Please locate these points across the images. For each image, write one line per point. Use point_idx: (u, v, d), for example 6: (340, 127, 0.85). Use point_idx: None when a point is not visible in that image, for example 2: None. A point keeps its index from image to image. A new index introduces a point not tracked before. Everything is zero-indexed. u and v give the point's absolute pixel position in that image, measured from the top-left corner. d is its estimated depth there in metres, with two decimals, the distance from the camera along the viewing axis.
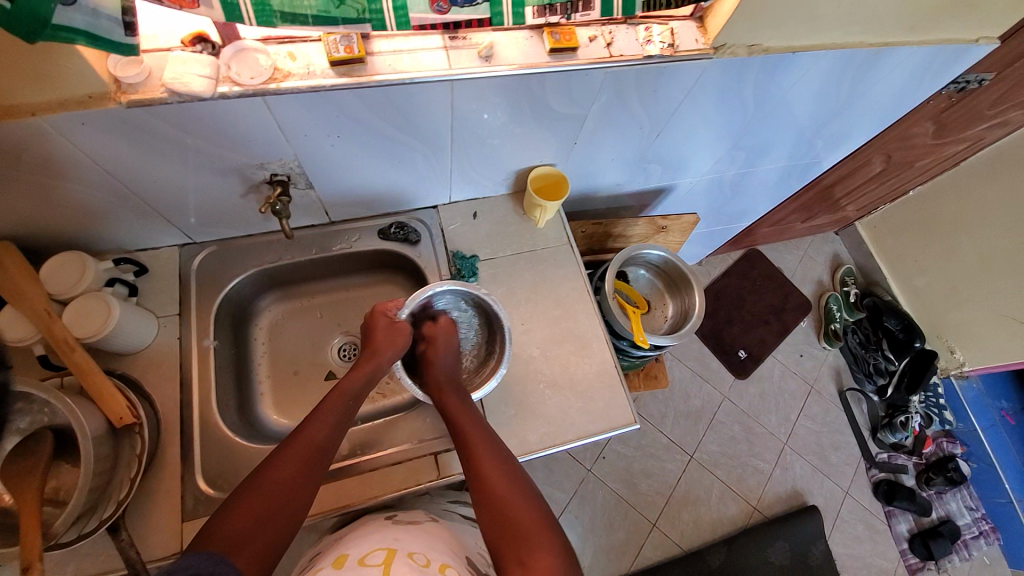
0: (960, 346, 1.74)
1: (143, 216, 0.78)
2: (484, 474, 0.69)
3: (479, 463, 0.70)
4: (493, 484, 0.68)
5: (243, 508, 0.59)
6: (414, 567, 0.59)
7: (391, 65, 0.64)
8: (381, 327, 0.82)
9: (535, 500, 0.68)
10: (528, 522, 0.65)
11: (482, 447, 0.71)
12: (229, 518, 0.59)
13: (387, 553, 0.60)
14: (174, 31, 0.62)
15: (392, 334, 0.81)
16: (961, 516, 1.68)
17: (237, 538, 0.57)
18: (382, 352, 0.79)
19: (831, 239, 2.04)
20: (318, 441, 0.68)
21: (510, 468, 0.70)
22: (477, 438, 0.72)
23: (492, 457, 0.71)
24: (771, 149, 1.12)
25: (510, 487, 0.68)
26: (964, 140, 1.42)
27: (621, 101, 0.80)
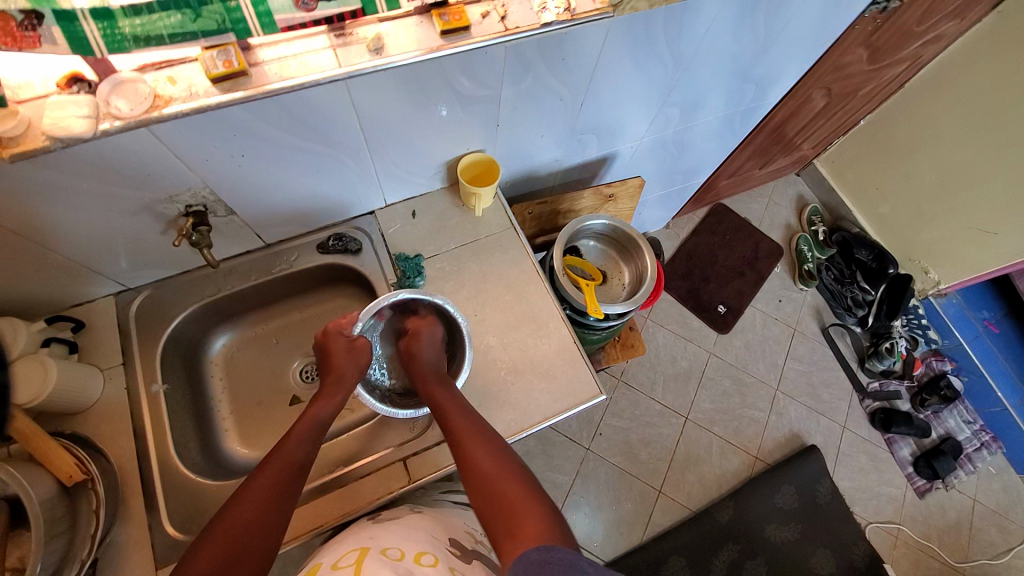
0: (932, 264, 1.74)
1: (67, 271, 0.75)
2: (472, 459, 0.66)
3: (466, 449, 0.67)
4: (481, 469, 0.65)
5: (213, 546, 0.55)
6: (387, 562, 0.51)
7: (278, 73, 0.63)
8: (337, 346, 0.76)
9: (528, 479, 0.65)
10: (521, 499, 0.62)
11: (467, 435, 0.68)
12: (197, 557, 0.55)
13: (359, 553, 0.53)
14: (46, 74, 0.58)
15: (353, 355, 0.76)
16: (960, 431, 1.69)
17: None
18: (346, 370, 0.75)
19: (792, 181, 2.04)
20: (291, 464, 0.65)
21: (499, 450, 0.67)
22: (462, 427, 0.69)
23: (478, 441, 0.68)
24: (705, 100, 1.11)
25: (500, 469, 0.65)
26: (899, 62, 1.41)
27: (532, 73, 0.79)
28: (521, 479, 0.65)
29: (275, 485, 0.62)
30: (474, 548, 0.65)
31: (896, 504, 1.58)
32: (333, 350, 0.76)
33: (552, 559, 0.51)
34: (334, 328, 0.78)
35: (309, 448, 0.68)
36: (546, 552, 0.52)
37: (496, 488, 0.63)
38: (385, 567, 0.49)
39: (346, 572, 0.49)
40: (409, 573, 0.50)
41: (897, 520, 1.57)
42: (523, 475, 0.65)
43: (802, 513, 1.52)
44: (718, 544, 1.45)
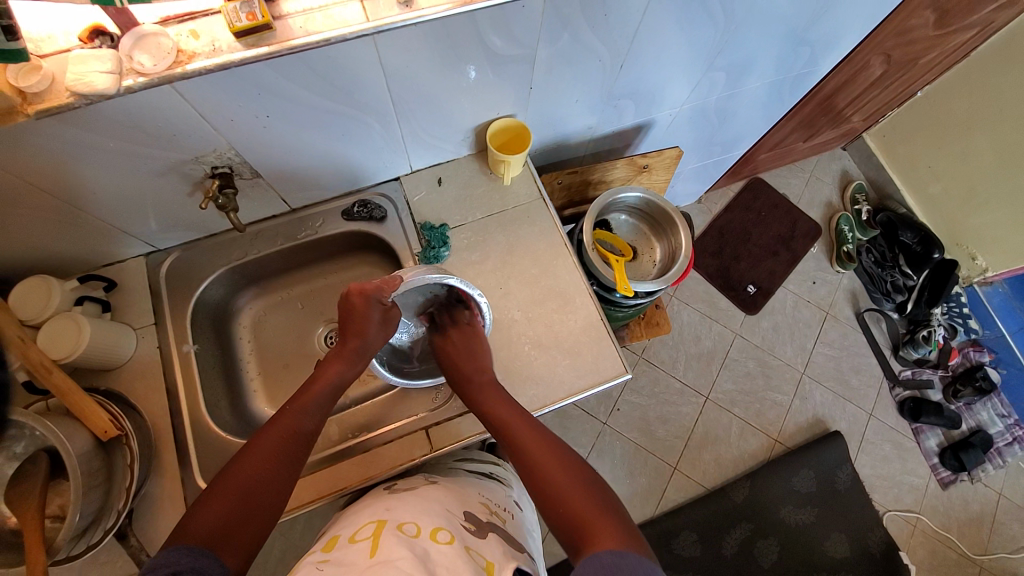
0: (981, 250, 1.63)
1: (99, 231, 0.76)
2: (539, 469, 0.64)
3: (530, 457, 0.65)
4: (548, 477, 0.63)
5: (218, 501, 0.56)
6: (403, 538, 0.50)
7: (303, 27, 0.59)
8: (358, 314, 0.71)
9: (601, 489, 0.63)
10: (592, 511, 0.59)
11: (530, 442, 0.66)
12: (202, 511, 0.55)
13: (375, 526, 0.52)
14: (67, 25, 0.56)
15: (383, 325, 0.74)
16: (992, 424, 1.62)
17: (215, 532, 0.54)
18: (366, 337, 0.72)
19: (838, 155, 1.91)
20: (299, 429, 0.65)
21: (567, 459, 0.65)
22: (524, 434, 0.67)
23: (541, 447, 0.66)
24: (754, 65, 1.03)
25: (568, 478, 0.63)
26: (972, 26, 1.28)
27: (570, 30, 0.73)
28: (588, 488, 0.62)
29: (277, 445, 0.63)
30: (491, 520, 0.63)
31: (919, 495, 1.55)
32: (357, 315, 0.71)
33: (623, 565, 0.50)
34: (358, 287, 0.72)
35: (317, 414, 0.68)
36: (616, 556, 0.51)
37: (563, 500, 0.61)
38: (401, 545, 0.48)
39: (362, 545, 0.49)
40: (424, 552, 0.48)
41: (917, 510, 1.54)
42: (594, 485, 0.63)
43: (820, 497, 1.50)
44: (730, 522, 1.45)
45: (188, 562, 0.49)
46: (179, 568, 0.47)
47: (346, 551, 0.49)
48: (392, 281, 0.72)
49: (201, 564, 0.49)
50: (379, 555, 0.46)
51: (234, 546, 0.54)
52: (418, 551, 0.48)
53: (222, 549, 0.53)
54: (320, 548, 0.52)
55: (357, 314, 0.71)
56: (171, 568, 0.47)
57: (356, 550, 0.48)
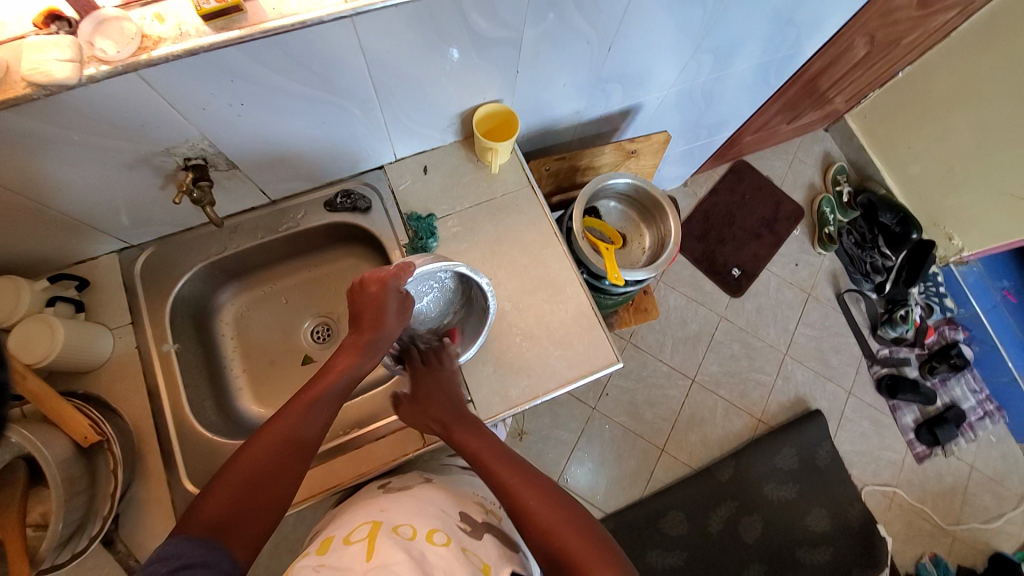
0: (957, 230, 1.66)
1: (67, 227, 0.72)
2: (528, 510, 0.59)
3: (519, 498, 0.61)
4: (538, 520, 0.58)
5: (228, 489, 0.55)
6: (399, 540, 0.50)
7: (276, 9, 0.56)
8: (373, 302, 0.67)
9: (597, 527, 0.58)
10: (585, 551, 0.55)
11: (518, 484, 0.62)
12: (210, 500, 0.54)
13: (370, 527, 0.52)
14: (22, 11, 0.53)
15: (401, 313, 0.69)
16: (965, 400, 1.69)
17: (223, 523, 0.53)
18: (384, 324, 0.68)
19: (821, 137, 1.92)
20: (311, 417, 0.62)
21: (560, 499, 0.60)
22: (512, 476, 0.63)
23: (529, 487, 0.62)
24: (741, 47, 1.01)
25: (560, 518, 0.58)
26: (954, 7, 1.29)
27: (556, 10, 0.70)
28: (581, 526, 0.58)
29: (288, 432, 0.60)
30: (485, 520, 0.63)
31: (894, 468, 1.62)
32: (373, 302, 0.67)
33: None
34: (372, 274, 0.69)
35: (333, 403, 0.65)
36: None
37: (555, 540, 0.56)
38: (397, 547, 0.48)
39: (357, 548, 0.49)
40: (421, 554, 0.48)
41: (894, 483, 1.61)
42: (587, 522, 0.58)
43: (801, 473, 1.56)
44: (716, 501, 1.50)
45: (200, 555, 0.49)
46: (189, 563, 0.48)
47: (342, 553, 0.48)
48: (405, 266, 0.67)
49: (211, 559, 0.49)
50: (376, 559, 0.46)
51: (241, 539, 0.53)
52: (415, 554, 0.48)
53: (229, 541, 0.52)
54: (314, 549, 0.51)
55: (372, 302, 0.68)
56: (180, 562, 0.47)
57: (352, 552, 0.48)
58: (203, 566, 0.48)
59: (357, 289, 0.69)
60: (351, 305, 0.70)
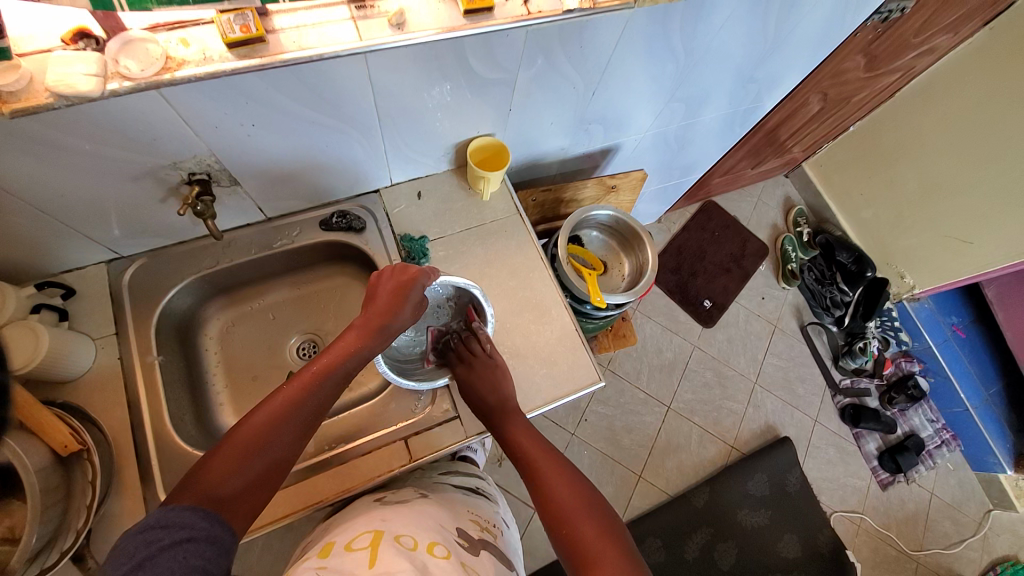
0: (908, 269, 1.81)
1: (59, 236, 0.72)
2: (547, 492, 0.67)
3: (543, 482, 0.69)
4: (554, 498, 0.66)
5: (231, 456, 0.55)
6: (402, 551, 0.50)
7: (296, 42, 0.61)
8: (393, 291, 0.71)
9: (610, 513, 0.65)
10: (592, 533, 0.61)
11: (541, 467, 0.71)
12: (213, 467, 0.54)
13: (373, 537, 0.53)
14: (52, 28, 0.56)
15: (416, 307, 0.73)
16: (924, 428, 1.79)
17: (224, 492, 0.53)
18: (400, 312, 0.70)
19: (781, 182, 2.09)
20: (315, 396, 0.61)
21: (580, 486, 0.67)
22: (538, 459, 0.72)
23: (552, 470, 0.70)
24: (710, 98, 1.12)
25: (575, 503, 0.65)
26: (896, 71, 1.45)
27: (547, 57, 0.77)
28: (592, 506, 0.65)
29: (295, 405, 0.60)
30: (482, 537, 0.64)
31: (860, 495, 1.68)
32: (397, 291, 0.71)
33: None
34: (398, 270, 0.74)
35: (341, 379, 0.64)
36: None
37: (567, 525, 0.63)
38: (401, 556, 0.49)
39: (360, 555, 0.50)
40: (424, 564, 0.49)
41: (859, 509, 1.66)
42: (599, 505, 0.65)
43: (773, 500, 1.59)
44: (692, 528, 1.51)
45: (205, 529, 0.50)
46: (191, 536, 0.48)
47: (344, 559, 0.49)
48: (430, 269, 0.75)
49: (214, 534, 0.50)
50: (379, 567, 0.47)
51: (240, 511, 0.54)
52: (418, 563, 0.49)
53: (228, 513, 0.53)
54: (315, 555, 0.52)
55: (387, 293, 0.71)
56: (184, 534, 0.48)
57: (354, 559, 0.48)
58: (207, 541, 0.49)
59: (381, 278, 0.73)
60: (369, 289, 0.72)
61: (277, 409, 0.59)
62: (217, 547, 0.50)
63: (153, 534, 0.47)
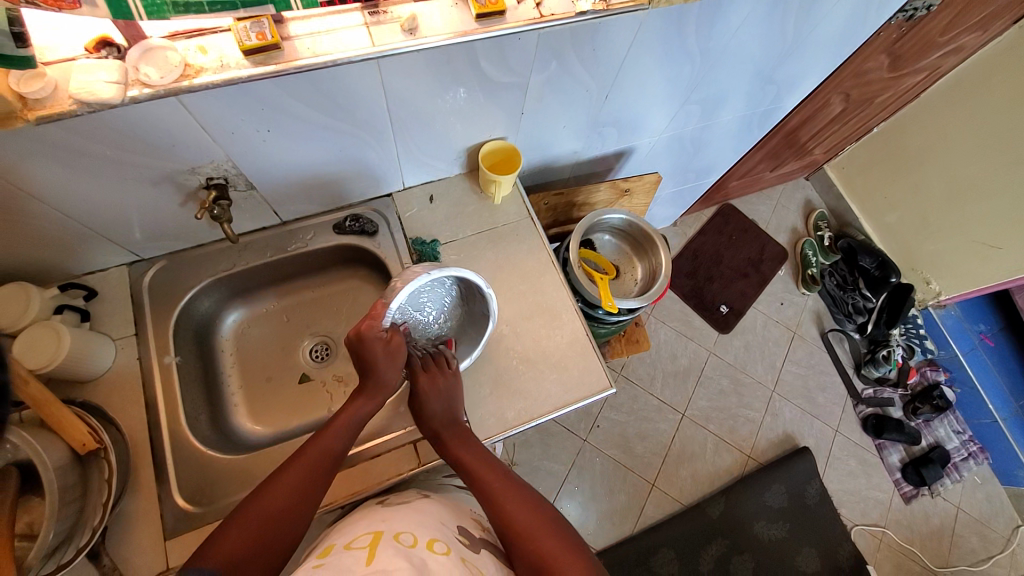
0: (933, 275, 1.75)
1: (82, 239, 0.75)
2: (506, 512, 0.64)
3: (499, 503, 0.65)
4: (514, 520, 0.63)
5: (244, 527, 0.57)
6: (400, 548, 0.50)
7: (310, 48, 0.62)
8: (377, 349, 0.73)
9: (572, 536, 0.62)
10: (558, 552, 0.58)
11: (497, 489, 0.67)
12: (228, 536, 0.56)
13: (372, 536, 0.53)
14: (76, 37, 0.58)
15: (391, 355, 0.74)
16: (949, 440, 1.72)
17: (238, 556, 0.55)
18: (388, 369, 0.74)
19: (802, 184, 2.04)
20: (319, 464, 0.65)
21: (537, 508, 0.65)
22: (492, 482, 0.68)
23: (508, 490, 0.67)
24: (726, 100, 1.10)
25: (536, 522, 0.62)
26: (922, 70, 1.41)
27: (559, 60, 0.77)
28: (553, 525, 0.62)
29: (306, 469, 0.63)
30: (484, 537, 0.63)
31: (883, 509, 1.62)
32: (381, 347, 0.73)
33: None
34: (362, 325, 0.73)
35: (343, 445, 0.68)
36: None
37: (531, 542, 0.60)
38: (398, 555, 0.48)
39: (358, 553, 0.49)
40: (423, 562, 0.49)
41: (882, 524, 1.60)
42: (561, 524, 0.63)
43: (791, 512, 1.55)
44: (707, 539, 1.48)
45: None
46: None
47: (342, 558, 0.49)
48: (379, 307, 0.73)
49: None
50: (376, 565, 0.47)
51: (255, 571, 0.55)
52: (416, 561, 0.48)
53: None
54: (315, 556, 0.52)
55: (374, 356, 0.73)
56: None
57: (353, 557, 0.48)
58: None
59: (353, 340, 0.73)
60: (350, 356, 0.75)
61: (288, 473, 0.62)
62: None
63: None
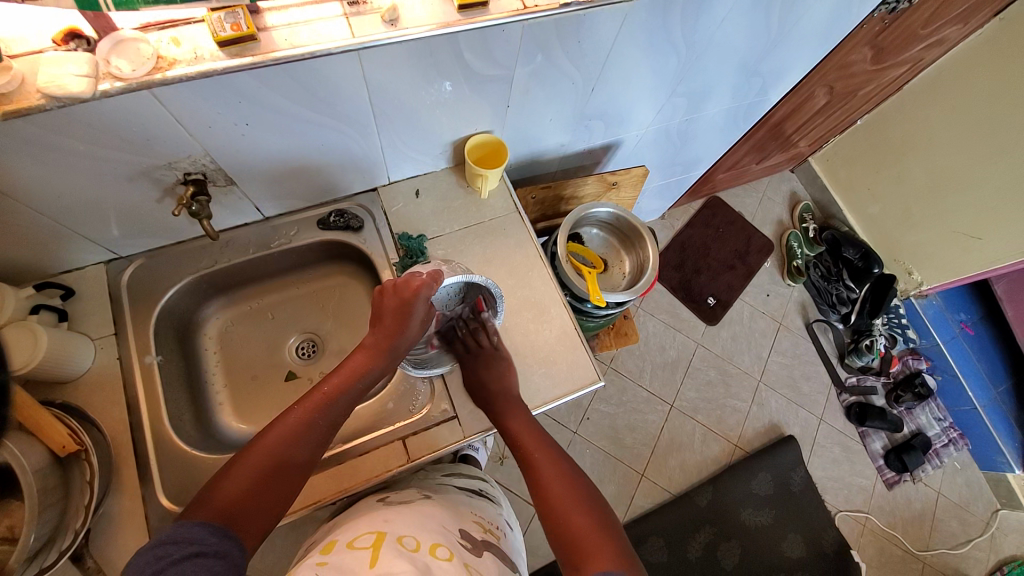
0: (916, 266, 1.78)
1: (57, 236, 0.72)
2: (544, 484, 0.68)
3: (539, 475, 0.70)
4: (551, 493, 0.67)
5: (241, 477, 0.56)
6: (403, 551, 0.50)
7: (288, 40, 0.60)
8: (397, 308, 0.70)
9: (608, 514, 0.65)
10: (589, 532, 0.62)
11: (540, 462, 0.71)
12: (228, 482, 0.55)
13: (375, 536, 0.53)
14: (42, 28, 0.56)
15: (424, 320, 0.72)
16: (931, 427, 1.77)
17: (235, 509, 0.54)
18: (407, 328, 0.70)
19: (787, 177, 2.06)
20: (323, 417, 0.63)
21: (576, 482, 0.68)
22: (535, 451, 0.73)
23: (547, 461, 0.72)
24: (712, 93, 1.11)
25: (571, 498, 0.66)
26: (904, 63, 1.43)
27: (545, 53, 0.76)
28: (584, 498, 0.66)
29: (305, 424, 0.61)
30: (485, 539, 0.63)
31: (866, 494, 1.66)
32: (401, 306, 0.70)
33: None
34: (406, 281, 0.71)
35: (348, 404, 0.66)
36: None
37: (563, 519, 0.64)
38: (403, 559, 0.49)
39: (362, 554, 0.50)
40: (426, 566, 0.49)
41: (865, 509, 1.65)
42: (594, 501, 0.66)
43: (777, 500, 1.58)
44: (695, 527, 1.51)
45: (212, 544, 0.49)
46: (200, 551, 0.48)
47: (344, 559, 0.50)
48: (434, 274, 0.73)
49: (222, 548, 0.50)
50: (379, 568, 0.47)
51: (251, 528, 0.54)
52: (419, 565, 0.49)
53: (239, 529, 0.53)
54: (316, 554, 0.53)
55: (387, 311, 0.70)
56: (190, 550, 0.48)
57: (355, 559, 0.49)
58: (214, 556, 0.49)
59: (385, 292, 0.71)
60: (375, 303, 0.71)
61: (289, 427, 0.60)
62: (224, 562, 0.49)
63: (162, 550, 0.47)
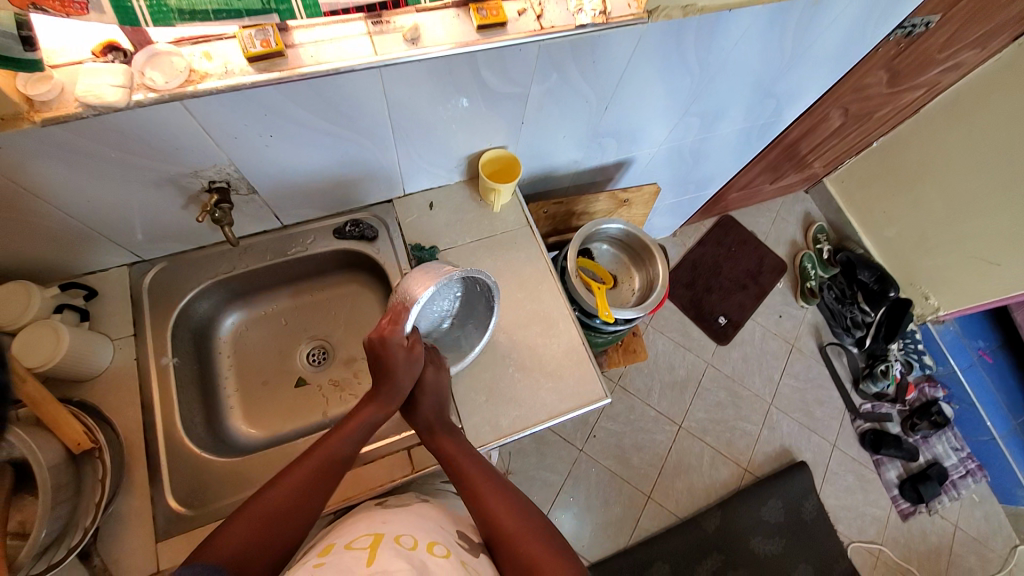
0: (933, 290, 1.74)
1: (84, 238, 0.75)
2: (492, 513, 0.65)
3: (486, 505, 0.66)
4: (500, 521, 0.64)
5: (241, 526, 0.58)
6: (400, 550, 0.50)
7: (313, 56, 0.63)
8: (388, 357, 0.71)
9: (559, 538, 0.64)
10: (546, 556, 0.60)
11: (485, 490, 0.67)
12: (228, 531, 0.58)
13: (372, 538, 0.53)
14: (82, 42, 0.59)
15: (414, 367, 0.73)
16: (947, 457, 1.71)
17: (236, 558, 0.56)
18: (400, 377, 0.72)
19: (801, 198, 2.05)
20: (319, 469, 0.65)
21: (522, 506, 0.67)
22: (480, 481, 0.68)
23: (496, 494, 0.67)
24: (726, 113, 1.12)
25: (523, 526, 0.64)
26: (920, 86, 1.42)
27: (560, 73, 0.78)
28: (536, 528, 0.64)
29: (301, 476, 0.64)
30: (481, 543, 0.63)
31: (880, 525, 1.61)
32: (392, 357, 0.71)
33: None
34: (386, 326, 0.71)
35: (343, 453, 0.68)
36: None
37: (517, 544, 0.62)
38: (398, 557, 0.49)
39: (359, 553, 0.50)
40: (422, 563, 0.49)
41: (879, 540, 1.59)
42: (546, 527, 0.65)
43: (787, 527, 1.54)
44: (702, 552, 1.47)
45: None
46: None
47: (343, 557, 0.50)
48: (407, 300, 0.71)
49: None
50: (377, 565, 0.47)
51: (250, 572, 0.56)
52: (416, 563, 0.49)
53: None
54: (315, 555, 0.53)
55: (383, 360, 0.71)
56: None
57: (353, 557, 0.49)
58: None
59: (376, 340, 0.71)
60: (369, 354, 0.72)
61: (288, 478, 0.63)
62: None
63: None
